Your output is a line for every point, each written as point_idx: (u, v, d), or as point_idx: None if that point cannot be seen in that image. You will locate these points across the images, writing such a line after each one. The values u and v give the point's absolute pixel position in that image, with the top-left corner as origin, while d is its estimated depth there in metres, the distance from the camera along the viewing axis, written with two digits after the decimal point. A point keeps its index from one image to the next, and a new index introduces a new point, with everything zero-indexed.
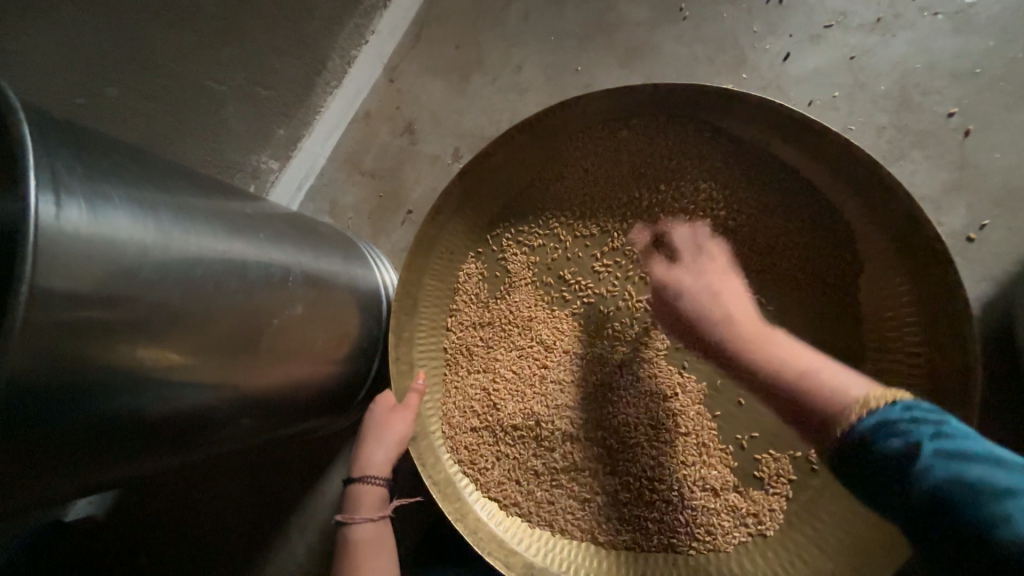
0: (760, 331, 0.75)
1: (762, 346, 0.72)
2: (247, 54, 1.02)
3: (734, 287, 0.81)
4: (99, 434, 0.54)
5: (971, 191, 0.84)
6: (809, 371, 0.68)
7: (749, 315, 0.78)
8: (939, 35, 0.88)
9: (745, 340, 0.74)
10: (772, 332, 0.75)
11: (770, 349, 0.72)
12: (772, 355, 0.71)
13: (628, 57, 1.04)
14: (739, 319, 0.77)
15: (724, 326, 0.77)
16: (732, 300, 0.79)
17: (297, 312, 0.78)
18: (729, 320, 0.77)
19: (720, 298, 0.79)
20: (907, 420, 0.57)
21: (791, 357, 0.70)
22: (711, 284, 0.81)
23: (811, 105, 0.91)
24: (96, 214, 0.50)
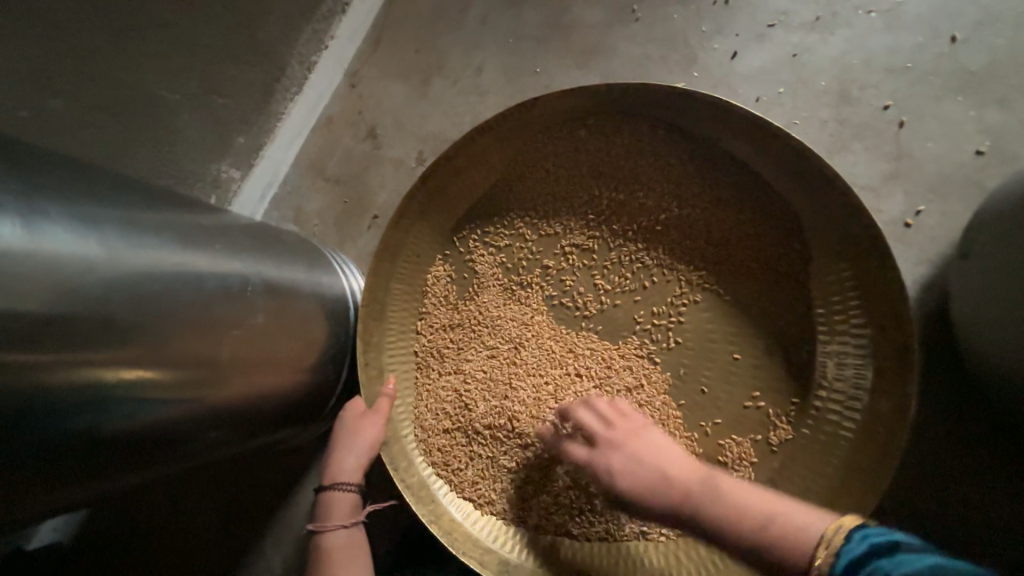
0: (700, 479, 0.68)
1: (708, 497, 0.64)
2: (200, 61, 0.99)
3: (660, 440, 0.76)
4: (51, 456, 0.52)
5: (908, 180, 0.88)
6: (762, 512, 0.60)
7: (687, 467, 0.71)
8: (873, 32, 0.92)
9: (688, 499, 0.66)
10: (715, 475, 0.68)
11: (720, 495, 0.64)
12: (721, 495, 0.64)
13: (585, 57, 1.06)
14: (679, 474, 0.70)
15: (667, 487, 0.69)
16: (658, 451, 0.74)
17: (258, 322, 0.77)
18: (666, 480, 0.70)
19: (631, 448, 0.75)
20: (870, 553, 0.47)
21: (739, 497, 0.62)
22: (633, 447, 0.75)
23: (759, 101, 0.95)
24: (34, 229, 0.49)
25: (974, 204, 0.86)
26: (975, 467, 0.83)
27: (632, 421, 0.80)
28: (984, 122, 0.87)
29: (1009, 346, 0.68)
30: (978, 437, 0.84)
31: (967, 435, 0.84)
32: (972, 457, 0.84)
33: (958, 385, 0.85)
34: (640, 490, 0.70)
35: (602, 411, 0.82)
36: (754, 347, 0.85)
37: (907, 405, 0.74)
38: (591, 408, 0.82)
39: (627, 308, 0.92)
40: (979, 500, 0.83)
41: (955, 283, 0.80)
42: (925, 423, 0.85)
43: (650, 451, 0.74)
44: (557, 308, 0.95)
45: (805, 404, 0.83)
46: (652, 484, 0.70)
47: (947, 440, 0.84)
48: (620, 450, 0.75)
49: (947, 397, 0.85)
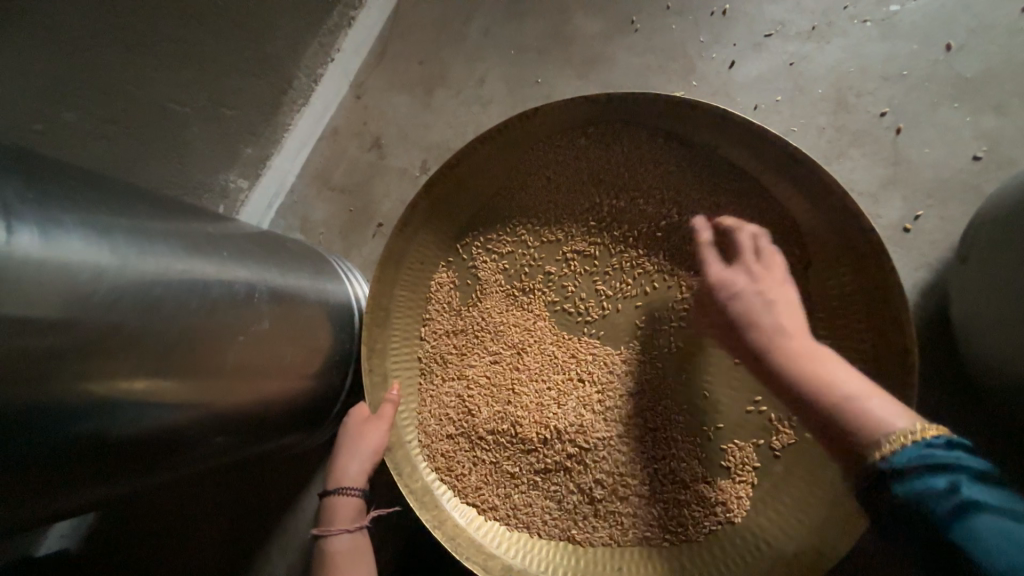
0: (807, 349, 0.70)
1: (811, 360, 0.68)
2: (209, 75, 1.02)
3: (787, 295, 0.76)
4: (63, 458, 0.54)
5: (905, 185, 0.89)
6: (854, 395, 0.64)
7: (796, 330, 0.72)
8: (870, 40, 0.94)
9: (794, 352, 0.70)
10: (831, 356, 0.69)
11: (820, 366, 0.67)
12: (822, 369, 0.67)
13: (585, 67, 1.08)
14: (792, 325, 0.73)
15: (772, 335, 0.72)
16: (777, 311, 0.74)
17: (264, 328, 0.79)
18: (780, 334, 0.72)
19: (786, 306, 0.74)
20: (926, 462, 0.56)
21: (846, 377, 0.66)
22: (776, 291, 0.76)
23: (757, 108, 0.96)
24: (49, 239, 0.51)
25: (972, 209, 0.86)
26: None
27: (772, 275, 0.78)
28: (980, 127, 0.88)
29: (1010, 350, 0.69)
30: (983, 442, 0.83)
31: (972, 440, 0.84)
32: None
33: (959, 389, 0.85)
34: (746, 322, 0.75)
35: (745, 247, 0.81)
36: None
37: (907, 408, 0.73)
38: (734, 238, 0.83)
39: (628, 314, 0.93)
40: None
41: (955, 287, 0.81)
42: (928, 428, 0.85)
43: (788, 303, 0.75)
44: (559, 313, 0.96)
45: None
46: (749, 348, 0.74)
47: None
48: (745, 280, 0.78)
49: (950, 401, 0.85)
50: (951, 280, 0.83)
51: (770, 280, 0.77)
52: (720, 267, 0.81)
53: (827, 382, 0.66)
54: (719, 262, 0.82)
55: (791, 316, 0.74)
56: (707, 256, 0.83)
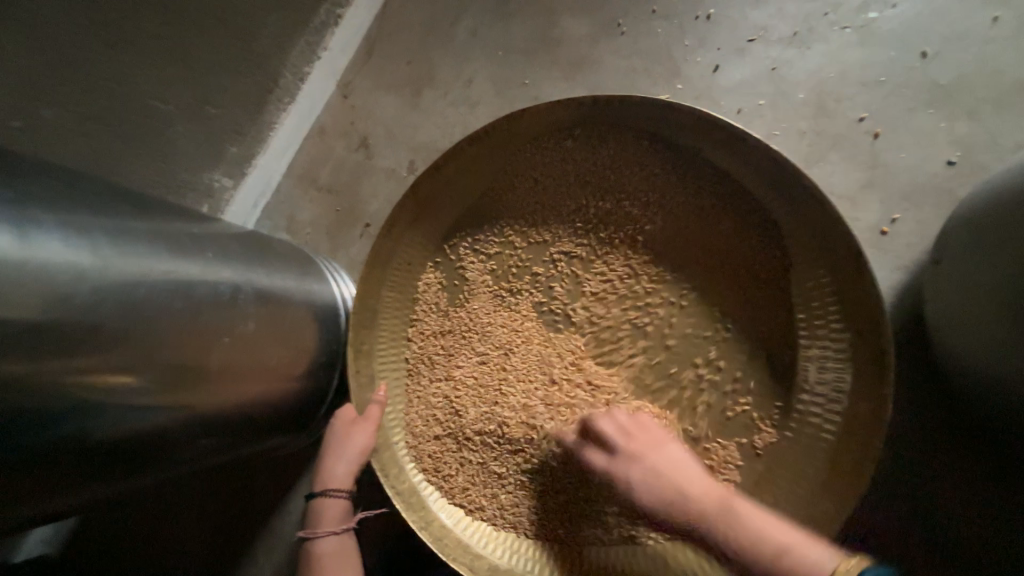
0: (717, 501, 0.73)
1: (728, 521, 0.71)
2: (193, 73, 1.00)
3: (671, 455, 0.79)
4: (44, 462, 0.53)
5: (882, 189, 0.91)
6: (767, 536, 0.68)
7: (704, 488, 0.75)
8: (849, 46, 0.96)
9: (715, 517, 0.72)
10: (731, 499, 0.73)
11: (739, 521, 0.71)
12: (743, 522, 0.70)
13: (572, 70, 1.09)
14: (695, 491, 0.75)
15: (685, 500, 0.74)
16: (677, 477, 0.77)
17: (249, 329, 0.78)
18: (687, 497, 0.75)
19: (666, 469, 0.78)
20: None
21: (760, 529, 0.69)
22: (652, 459, 0.79)
23: (741, 112, 0.98)
24: (28, 240, 0.50)
25: (946, 212, 0.88)
26: (952, 469, 0.85)
27: (645, 454, 0.80)
28: (954, 133, 0.91)
29: (982, 350, 0.71)
30: (955, 438, 0.86)
31: (944, 436, 0.86)
32: (949, 459, 0.86)
33: (932, 388, 0.88)
34: (665, 501, 0.76)
35: (612, 436, 0.83)
36: (738, 353, 0.88)
37: (884, 407, 0.76)
38: (601, 429, 0.84)
39: (614, 315, 0.94)
40: (957, 501, 0.84)
41: (929, 289, 0.83)
42: (903, 424, 0.87)
43: (668, 469, 0.78)
44: (546, 314, 0.97)
45: (787, 406, 0.85)
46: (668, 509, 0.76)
47: (925, 442, 0.87)
48: (649, 473, 0.77)
49: (925, 400, 0.88)
50: (925, 281, 0.85)
51: (655, 470, 0.78)
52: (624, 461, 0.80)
53: (751, 536, 0.69)
54: (604, 454, 0.83)
55: (677, 476, 0.77)
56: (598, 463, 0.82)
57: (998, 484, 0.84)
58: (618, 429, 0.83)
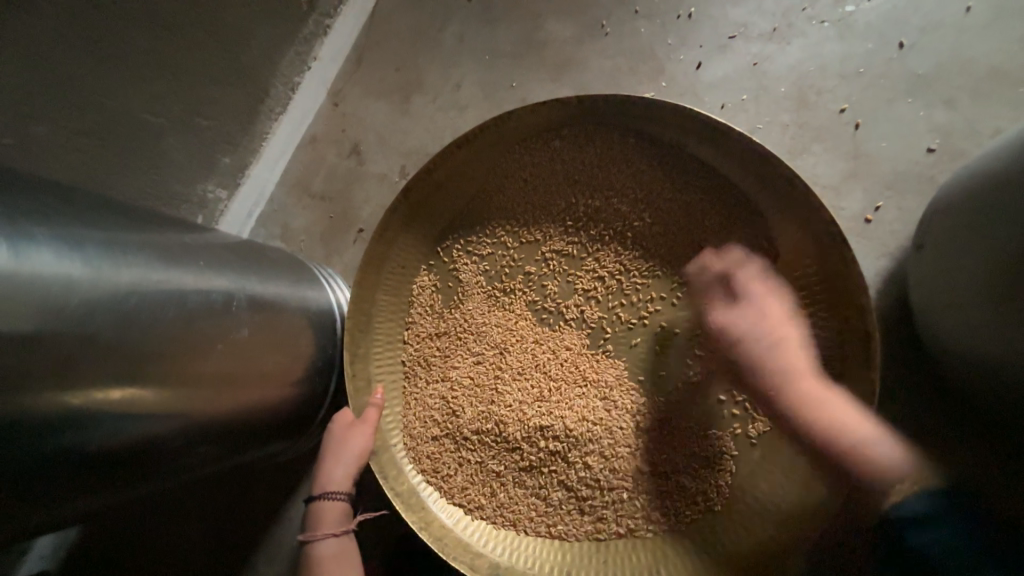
0: (811, 392, 0.80)
1: (815, 408, 0.79)
2: (184, 86, 1.02)
3: (767, 343, 0.83)
4: (43, 471, 0.54)
5: (866, 178, 0.93)
6: (837, 424, 0.78)
7: (805, 374, 0.82)
8: (828, 40, 0.98)
9: (795, 399, 0.80)
10: (827, 398, 0.79)
11: (823, 410, 0.79)
12: (830, 414, 0.78)
13: (558, 71, 1.11)
14: (799, 377, 0.81)
15: (771, 381, 0.82)
16: (766, 363, 0.83)
17: (243, 335, 0.79)
18: (795, 382, 0.81)
19: (767, 358, 0.83)
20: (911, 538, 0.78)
21: (842, 421, 0.78)
22: (785, 344, 0.83)
23: (724, 107, 0.99)
24: (19, 253, 0.51)
25: (928, 199, 0.90)
26: (944, 452, 0.86)
27: (761, 341, 0.84)
28: (933, 121, 0.92)
29: (967, 333, 0.72)
30: (946, 422, 0.87)
31: (935, 420, 0.87)
32: (941, 442, 0.86)
33: (922, 372, 0.89)
34: (771, 380, 0.83)
35: (753, 320, 0.85)
36: None
37: (873, 391, 0.77)
38: (729, 316, 0.86)
39: (606, 311, 0.95)
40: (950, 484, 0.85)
41: (914, 274, 0.84)
42: (894, 409, 0.88)
43: (777, 355, 0.83)
44: (539, 312, 0.98)
45: (779, 395, 0.86)
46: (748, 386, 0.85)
47: (916, 427, 0.87)
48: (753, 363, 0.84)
49: (914, 385, 0.89)
50: (909, 267, 0.87)
51: (746, 361, 0.84)
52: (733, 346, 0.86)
53: (823, 421, 0.78)
54: (726, 300, 0.88)
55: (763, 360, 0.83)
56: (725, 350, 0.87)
57: (990, 465, 0.85)
58: (754, 321, 0.85)
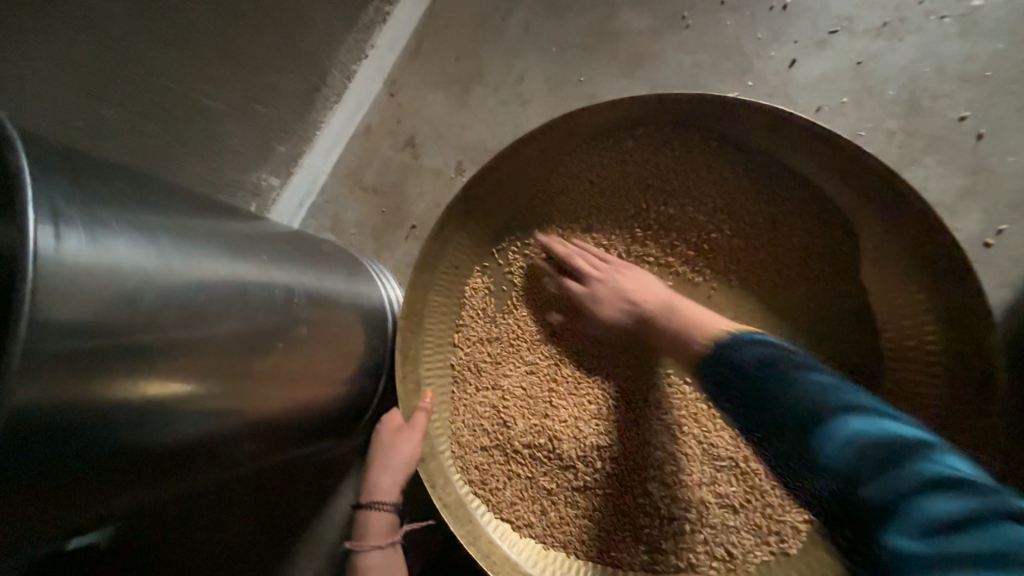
0: (661, 306, 0.84)
1: (670, 315, 0.82)
2: (243, 71, 0.99)
3: (617, 277, 0.88)
4: (107, 468, 0.52)
5: (987, 196, 0.83)
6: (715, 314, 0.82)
7: (642, 295, 0.86)
8: (947, 38, 0.87)
9: (668, 313, 0.83)
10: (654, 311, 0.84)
11: (677, 318, 0.82)
12: (684, 319, 0.81)
13: (631, 66, 1.03)
14: (645, 298, 0.85)
15: (623, 306, 0.86)
16: (623, 285, 0.87)
17: (302, 333, 0.76)
18: (619, 302, 0.86)
19: (622, 284, 0.87)
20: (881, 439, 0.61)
21: (689, 317, 0.81)
22: (617, 278, 0.88)
23: (820, 111, 0.90)
24: (96, 243, 0.49)
25: None
26: None
27: (615, 272, 0.89)
28: None
29: None
30: None
31: None
32: None
33: None
34: (631, 304, 0.85)
35: (593, 254, 0.91)
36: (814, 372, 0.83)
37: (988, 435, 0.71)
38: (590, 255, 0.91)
39: None
40: None
41: (631, 290, 0.86)
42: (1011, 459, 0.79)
43: (626, 287, 0.87)
44: None
45: None
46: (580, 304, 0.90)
47: None
48: (630, 285, 0.87)
49: None
50: None
51: (622, 286, 0.87)
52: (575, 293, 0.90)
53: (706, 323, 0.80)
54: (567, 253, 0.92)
55: (631, 290, 0.86)
56: (591, 286, 0.89)
57: None
58: (596, 253, 0.91)
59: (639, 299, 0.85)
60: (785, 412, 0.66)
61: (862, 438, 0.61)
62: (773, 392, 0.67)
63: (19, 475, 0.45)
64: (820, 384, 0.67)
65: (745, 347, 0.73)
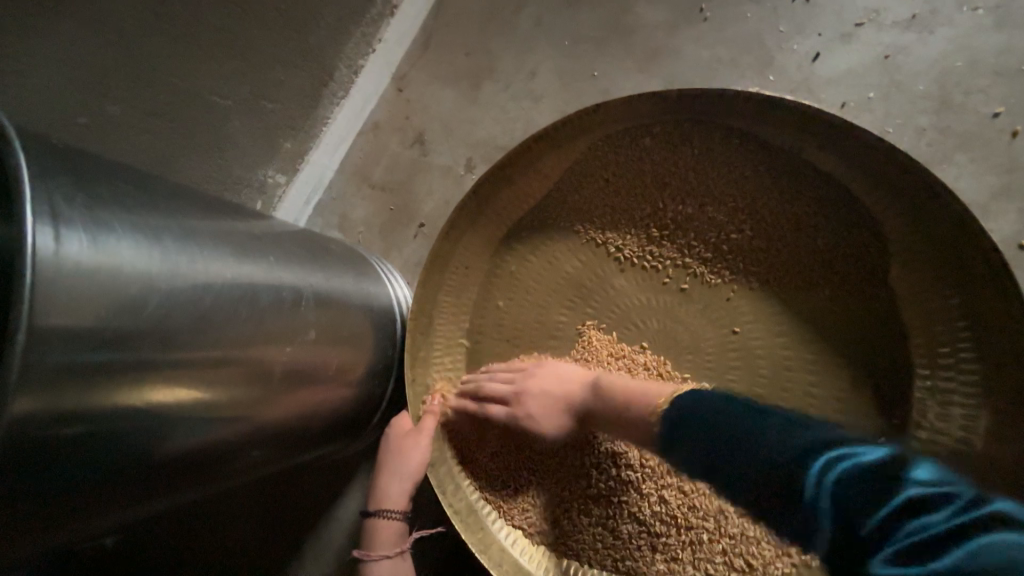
0: (587, 388, 0.82)
1: (593, 399, 0.80)
2: (251, 67, 0.97)
3: (526, 393, 0.84)
4: (112, 478, 0.51)
5: (1023, 196, 0.80)
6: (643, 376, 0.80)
7: (562, 385, 0.83)
8: (981, 31, 0.84)
9: (599, 396, 0.80)
10: (579, 399, 0.82)
11: (608, 401, 0.79)
12: (615, 394, 0.78)
13: (648, 60, 1.00)
14: (569, 394, 0.82)
15: (548, 419, 0.82)
16: (541, 389, 0.83)
17: (310, 336, 0.74)
18: (553, 413, 0.82)
19: (543, 385, 0.83)
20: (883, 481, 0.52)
21: (619, 393, 0.78)
22: (527, 390, 0.84)
23: (845, 107, 0.87)
24: (98, 244, 0.47)
25: None
26: None
27: (523, 377, 0.85)
28: None
29: None
30: None
31: None
32: None
33: None
34: (558, 404, 0.82)
35: (496, 376, 0.87)
36: (839, 378, 0.80)
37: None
38: (491, 384, 0.86)
39: (693, 331, 0.86)
40: None
41: (553, 390, 0.83)
42: None
43: (536, 402, 0.83)
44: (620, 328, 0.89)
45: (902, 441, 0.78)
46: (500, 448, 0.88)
47: None
48: (553, 380, 0.83)
49: None
50: None
51: (539, 388, 0.83)
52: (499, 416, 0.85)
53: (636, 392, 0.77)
54: (477, 417, 0.87)
55: (546, 396, 0.82)
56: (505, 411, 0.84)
57: None
58: (494, 374, 0.87)
59: (566, 399, 0.82)
60: (753, 464, 0.60)
61: (848, 463, 0.55)
62: (732, 421, 0.63)
63: (18, 487, 0.44)
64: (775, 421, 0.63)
65: (664, 424, 0.70)
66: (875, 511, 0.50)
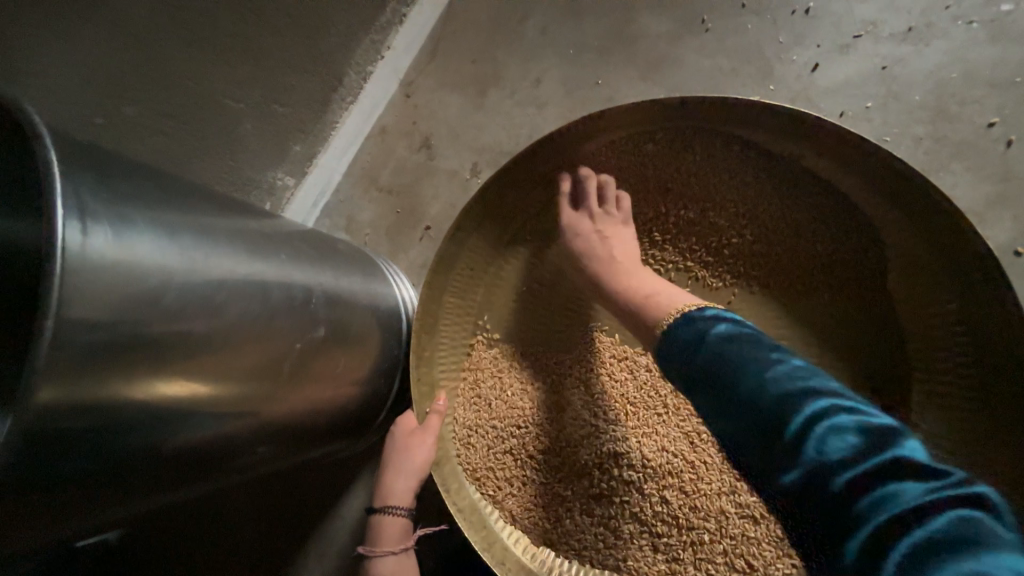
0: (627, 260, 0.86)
1: (627, 274, 0.84)
2: (263, 72, 1.00)
3: (608, 223, 0.88)
4: (126, 468, 0.52)
5: (1017, 204, 0.82)
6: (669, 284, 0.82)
7: (624, 259, 0.86)
8: (975, 44, 0.86)
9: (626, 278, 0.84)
10: (620, 270, 0.85)
11: (632, 284, 0.83)
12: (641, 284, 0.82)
13: (650, 69, 1.03)
14: (621, 256, 0.86)
15: (609, 251, 0.86)
16: (606, 250, 0.86)
17: (319, 333, 0.76)
18: (609, 262, 0.85)
19: (615, 246, 0.87)
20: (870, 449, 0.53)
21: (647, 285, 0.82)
22: (607, 228, 0.88)
23: (844, 116, 0.90)
24: (121, 240, 0.49)
25: None
26: None
27: (607, 217, 0.88)
28: None
29: None
30: None
31: None
32: None
33: None
34: (620, 257, 0.85)
35: (593, 204, 0.89)
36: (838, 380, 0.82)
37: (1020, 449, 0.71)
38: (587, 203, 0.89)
39: None
40: None
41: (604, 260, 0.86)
42: None
43: (611, 236, 0.87)
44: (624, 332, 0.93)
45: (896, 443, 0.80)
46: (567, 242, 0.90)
47: None
48: (616, 251, 0.86)
49: None
50: None
51: (610, 230, 0.87)
52: (571, 218, 0.89)
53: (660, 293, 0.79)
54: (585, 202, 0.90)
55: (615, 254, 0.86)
56: (582, 233, 0.88)
57: None
58: (603, 194, 0.90)
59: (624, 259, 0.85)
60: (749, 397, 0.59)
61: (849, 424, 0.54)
62: (720, 368, 0.62)
63: (37, 475, 0.45)
64: (784, 371, 0.59)
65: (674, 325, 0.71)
66: (851, 469, 0.52)
